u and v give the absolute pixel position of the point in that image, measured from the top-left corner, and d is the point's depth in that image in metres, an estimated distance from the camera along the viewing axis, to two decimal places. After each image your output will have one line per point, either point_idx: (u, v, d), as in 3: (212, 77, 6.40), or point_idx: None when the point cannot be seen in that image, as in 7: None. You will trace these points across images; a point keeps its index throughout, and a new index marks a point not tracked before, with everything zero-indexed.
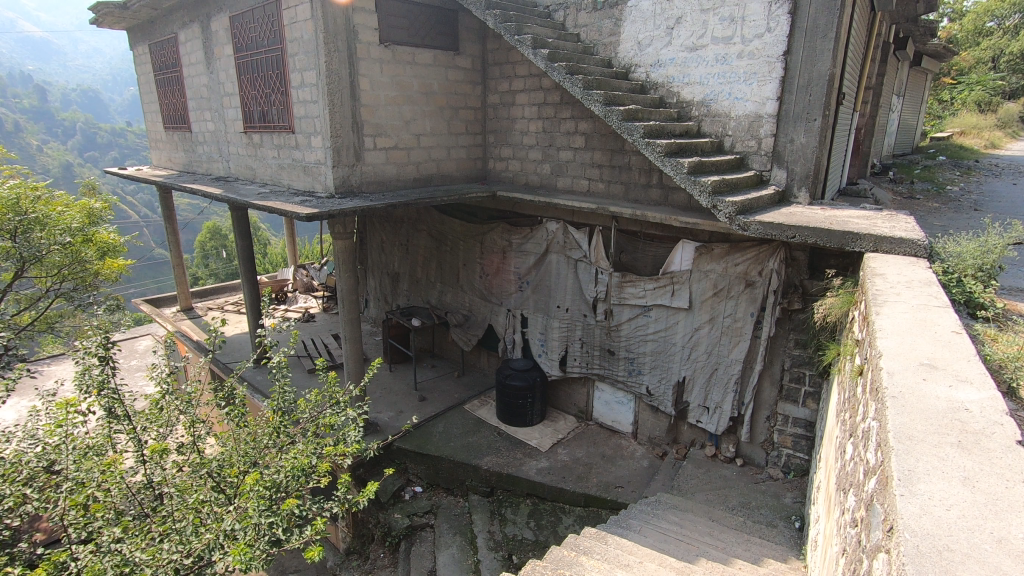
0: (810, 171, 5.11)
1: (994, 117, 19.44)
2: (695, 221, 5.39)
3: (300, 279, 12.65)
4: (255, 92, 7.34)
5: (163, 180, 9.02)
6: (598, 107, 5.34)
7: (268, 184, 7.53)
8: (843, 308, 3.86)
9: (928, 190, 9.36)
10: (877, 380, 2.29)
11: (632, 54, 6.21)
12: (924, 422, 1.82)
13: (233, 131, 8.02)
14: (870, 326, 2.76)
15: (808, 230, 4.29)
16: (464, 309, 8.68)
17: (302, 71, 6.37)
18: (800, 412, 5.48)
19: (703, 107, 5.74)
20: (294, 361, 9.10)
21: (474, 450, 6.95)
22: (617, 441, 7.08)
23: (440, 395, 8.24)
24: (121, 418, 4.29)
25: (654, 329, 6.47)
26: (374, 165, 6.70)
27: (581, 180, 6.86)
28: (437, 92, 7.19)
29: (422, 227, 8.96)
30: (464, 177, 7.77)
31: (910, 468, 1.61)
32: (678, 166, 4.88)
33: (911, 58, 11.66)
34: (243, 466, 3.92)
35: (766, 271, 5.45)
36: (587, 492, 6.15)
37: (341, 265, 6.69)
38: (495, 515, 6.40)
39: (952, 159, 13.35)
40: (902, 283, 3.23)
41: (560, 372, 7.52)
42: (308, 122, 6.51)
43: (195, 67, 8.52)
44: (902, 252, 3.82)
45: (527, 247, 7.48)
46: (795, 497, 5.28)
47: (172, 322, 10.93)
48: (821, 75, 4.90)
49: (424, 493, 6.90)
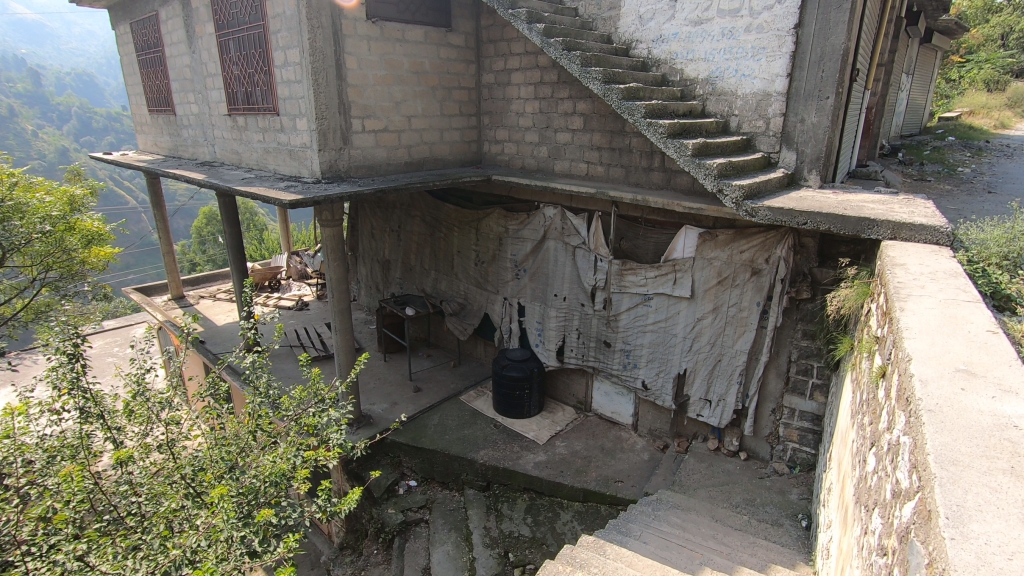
0: (821, 152, 4.81)
1: (1004, 97, 18.92)
2: (699, 206, 5.12)
3: (294, 267, 12.48)
4: (238, 73, 7.01)
5: (148, 165, 8.72)
6: (596, 86, 5.03)
7: (254, 169, 7.24)
8: (859, 300, 3.61)
9: (939, 171, 9.09)
10: (903, 386, 2.06)
11: (634, 29, 5.87)
12: (970, 443, 1.58)
13: (217, 114, 7.71)
14: (894, 323, 2.51)
15: (821, 216, 4.01)
16: (459, 298, 8.44)
17: (285, 49, 6.05)
18: (808, 406, 5.27)
19: (708, 85, 5.43)
20: (286, 351, 8.89)
21: (469, 443, 6.76)
22: (617, 433, 6.89)
23: (435, 386, 8.05)
24: (95, 418, 4.09)
25: (654, 319, 6.23)
26: (363, 148, 6.40)
27: (579, 164, 6.57)
28: (428, 71, 6.85)
29: (415, 213, 8.68)
30: (458, 161, 7.47)
31: (959, 503, 1.37)
32: (682, 148, 4.60)
33: (921, 35, 11.29)
34: (222, 471, 3.73)
35: (773, 259, 5.19)
36: (586, 487, 5.98)
37: (329, 255, 6.43)
38: (491, 510, 6.21)
39: (961, 140, 12.96)
40: (925, 274, 2.97)
41: (557, 362, 7.30)
42: (293, 104, 6.20)
43: (177, 47, 8.17)
44: (923, 240, 3.54)
45: (524, 234, 7.22)
46: (801, 494, 5.08)
47: (163, 311, 10.73)
48: (835, 49, 4.58)
49: (419, 487, 6.71)
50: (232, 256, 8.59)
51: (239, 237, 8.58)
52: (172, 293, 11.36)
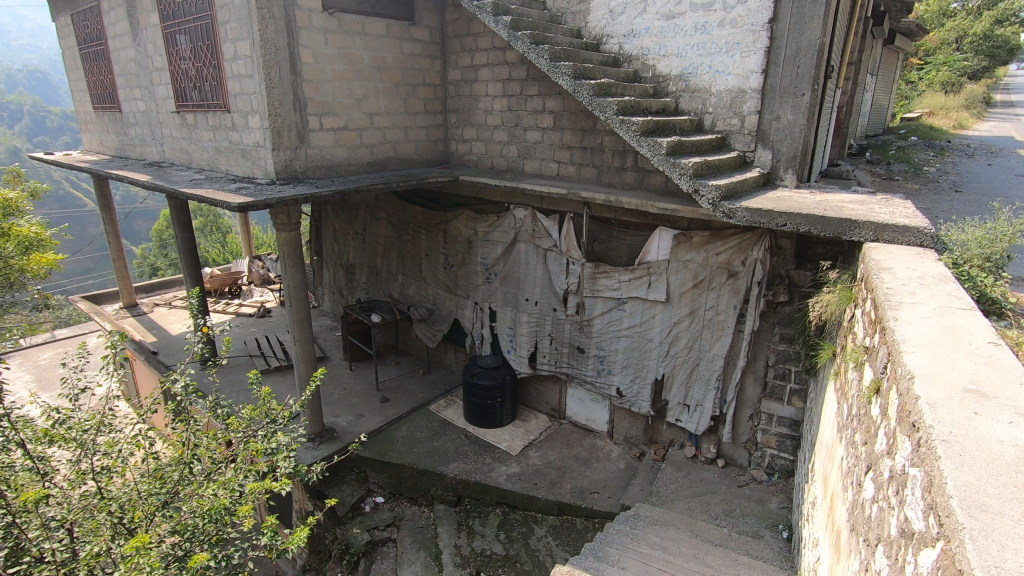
0: (797, 152, 4.67)
1: (961, 98, 19.52)
2: (674, 207, 4.94)
3: (256, 272, 11.90)
4: (186, 67, 6.56)
5: (90, 167, 8.15)
6: (566, 81, 4.79)
7: (205, 170, 6.78)
8: (841, 306, 3.47)
9: (906, 171, 9.15)
10: (906, 408, 1.86)
11: (604, 23, 5.66)
12: (996, 482, 1.38)
13: (164, 111, 7.23)
14: (888, 335, 2.33)
15: (800, 217, 3.85)
16: (428, 303, 8.12)
17: (234, 41, 5.65)
18: (786, 411, 5.13)
19: (681, 82, 5.25)
20: (245, 361, 8.42)
21: (439, 456, 6.46)
22: (592, 441, 6.68)
23: (403, 396, 7.70)
24: (13, 447, 3.64)
25: (629, 323, 6.04)
26: (321, 147, 6.04)
27: (550, 163, 6.34)
28: (390, 66, 6.53)
29: (381, 215, 8.32)
30: (424, 161, 7.15)
31: (997, 564, 1.16)
32: (656, 147, 4.39)
33: (885, 37, 11.41)
34: (158, 504, 3.37)
35: (750, 261, 5.04)
36: (560, 500, 5.74)
37: (286, 259, 6.05)
38: (462, 526, 5.92)
39: (924, 140, 13.18)
40: (913, 279, 2.81)
41: (530, 369, 7.06)
42: (244, 100, 5.81)
43: (120, 40, 7.65)
44: (906, 242, 3.38)
45: (493, 236, 6.95)
46: (780, 502, 4.93)
47: (112, 320, 10.12)
48: (810, 45, 4.44)
49: (386, 504, 6.35)
50: (184, 260, 8.12)
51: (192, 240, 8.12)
52: (124, 301, 10.74)
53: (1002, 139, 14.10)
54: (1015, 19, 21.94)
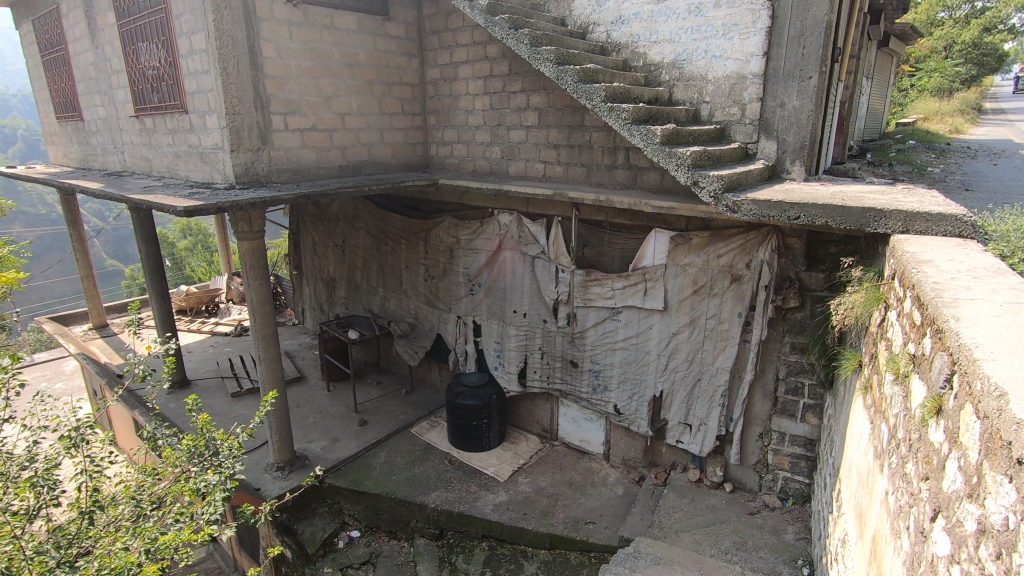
0: (804, 141, 4.22)
1: (954, 104, 19.34)
2: (670, 205, 4.46)
3: (235, 289, 11.42)
4: (143, 69, 6.11)
5: (49, 179, 7.67)
6: (549, 68, 4.33)
7: (164, 177, 6.30)
8: (867, 308, 3.00)
9: (910, 171, 8.69)
10: (998, 437, 1.35)
11: (590, 10, 5.26)
12: None
13: (124, 116, 6.77)
14: (948, 339, 1.84)
15: (815, 208, 3.38)
16: (409, 317, 7.60)
17: (189, 35, 5.19)
18: (799, 429, 4.64)
19: (674, 70, 4.82)
20: (216, 383, 7.89)
21: (419, 484, 5.88)
22: (586, 464, 6.14)
23: (383, 418, 7.13)
24: None
25: (624, 335, 5.53)
26: (286, 149, 5.58)
27: (536, 164, 5.88)
28: (363, 63, 6.10)
29: (360, 225, 7.82)
30: (402, 165, 6.69)
31: None
32: (649, 135, 3.95)
33: (879, 40, 11.07)
34: (57, 561, 2.82)
35: (755, 264, 4.58)
36: (553, 532, 5.17)
37: (249, 271, 5.52)
38: (444, 563, 5.33)
39: (923, 144, 12.77)
40: (963, 272, 2.32)
41: (518, 387, 6.53)
42: (201, 98, 5.34)
43: (80, 42, 7.20)
44: (942, 232, 2.91)
45: (476, 244, 6.48)
46: (798, 533, 4.40)
47: (81, 343, 9.55)
48: (816, 22, 4.03)
49: (362, 539, 5.76)
50: (149, 275, 7.56)
51: (156, 253, 7.56)
52: (93, 321, 10.16)
53: (1002, 142, 13.72)
54: (1001, 26, 21.96)
